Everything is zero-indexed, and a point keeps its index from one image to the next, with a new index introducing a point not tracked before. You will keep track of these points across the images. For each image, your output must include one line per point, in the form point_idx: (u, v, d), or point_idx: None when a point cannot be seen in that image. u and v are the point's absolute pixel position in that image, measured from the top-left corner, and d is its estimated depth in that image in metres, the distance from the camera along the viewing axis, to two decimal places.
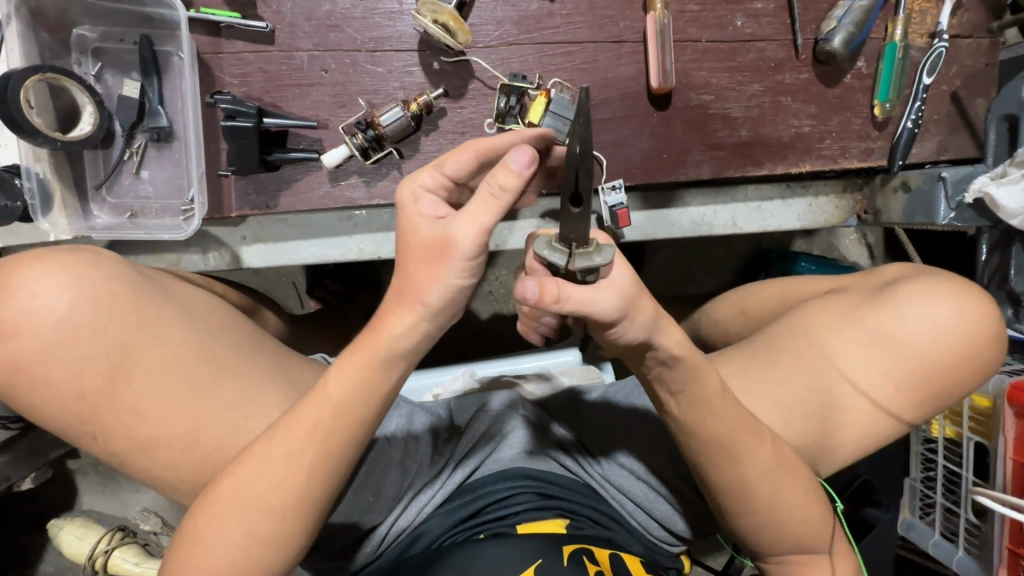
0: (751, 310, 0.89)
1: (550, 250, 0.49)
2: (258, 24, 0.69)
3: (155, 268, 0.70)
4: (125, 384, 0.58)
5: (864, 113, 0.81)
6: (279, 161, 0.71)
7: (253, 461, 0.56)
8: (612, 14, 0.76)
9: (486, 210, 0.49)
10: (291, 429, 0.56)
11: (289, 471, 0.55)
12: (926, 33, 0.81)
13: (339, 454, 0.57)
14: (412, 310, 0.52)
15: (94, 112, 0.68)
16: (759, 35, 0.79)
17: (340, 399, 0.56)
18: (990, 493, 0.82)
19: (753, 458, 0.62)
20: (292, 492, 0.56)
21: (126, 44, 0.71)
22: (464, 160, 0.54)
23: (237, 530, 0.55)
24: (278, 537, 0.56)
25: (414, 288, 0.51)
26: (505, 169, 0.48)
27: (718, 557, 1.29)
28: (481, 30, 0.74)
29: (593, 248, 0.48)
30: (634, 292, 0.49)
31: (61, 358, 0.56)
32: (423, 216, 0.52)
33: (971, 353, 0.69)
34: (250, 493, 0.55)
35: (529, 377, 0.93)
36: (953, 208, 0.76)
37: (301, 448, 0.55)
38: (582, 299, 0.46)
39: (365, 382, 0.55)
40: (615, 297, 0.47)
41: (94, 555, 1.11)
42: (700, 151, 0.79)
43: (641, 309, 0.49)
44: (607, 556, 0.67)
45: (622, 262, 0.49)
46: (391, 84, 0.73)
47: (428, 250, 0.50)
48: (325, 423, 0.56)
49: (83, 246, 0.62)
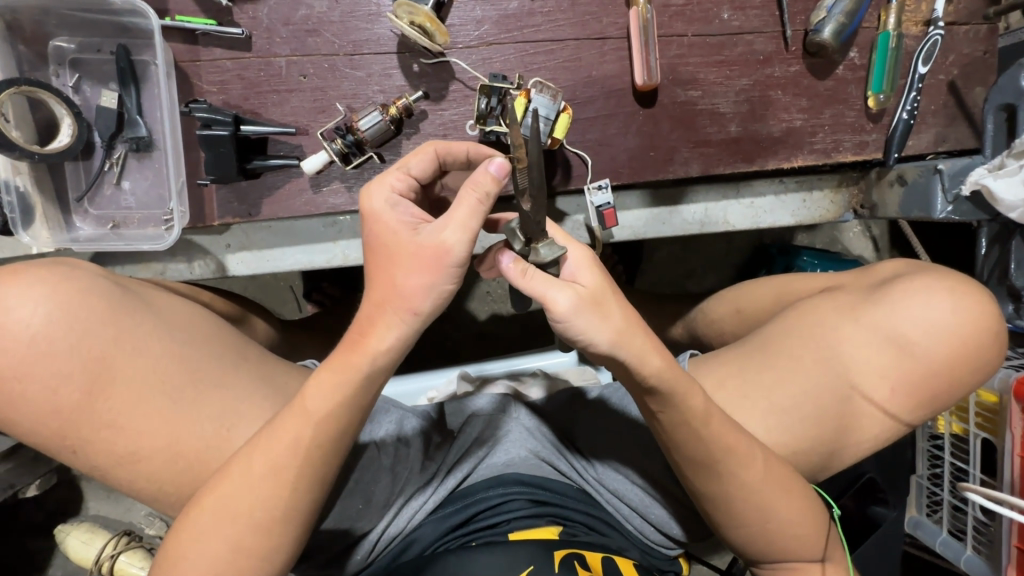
0: (746, 308, 0.88)
1: (510, 234, 0.56)
2: (234, 30, 0.69)
3: (136, 279, 0.70)
4: (103, 397, 0.58)
5: (858, 105, 0.79)
6: (259, 169, 0.71)
7: (232, 476, 0.55)
8: (594, 11, 0.74)
9: (474, 217, 0.51)
10: (276, 443, 0.55)
11: (272, 485, 0.55)
12: (921, 21, 0.79)
13: (321, 464, 0.56)
14: (404, 320, 0.53)
15: (72, 123, 0.68)
16: (747, 28, 0.77)
17: (309, 408, 0.55)
18: (979, 488, 0.80)
19: (742, 462, 0.61)
20: (271, 502, 0.55)
21: (104, 55, 0.70)
22: (425, 160, 0.58)
23: (221, 543, 0.55)
24: (263, 549, 0.56)
25: (404, 298, 0.52)
26: (484, 178, 0.51)
27: (722, 556, 1.27)
28: (462, 30, 0.73)
29: (543, 243, 0.53)
30: (602, 293, 0.52)
31: (36, 373, 0.56)
32: (402, 222, 0.54)
33: (969, 352, 0.68)
34: (230, 504, 0.55)
35: (526, 381, 0.90)
36: (950, 201, 0.73)
37: (282, 461, 0.55)
38: (544, 285, 0.50)
39: (350, 398, 0.55)
40: (572, 295, 0.50)
41: (100, 559, 1.12)
42: (688, 148, 0.77)
43: (604, 312, 0.51)
44: (599, 560, 0.67)
45: (584, 263, 0.53)
46: (371, 88, 0.72)
47: (417, 257, 0.52)
48: (295, 432, 0.55)
49: (60, 260, 0.62)
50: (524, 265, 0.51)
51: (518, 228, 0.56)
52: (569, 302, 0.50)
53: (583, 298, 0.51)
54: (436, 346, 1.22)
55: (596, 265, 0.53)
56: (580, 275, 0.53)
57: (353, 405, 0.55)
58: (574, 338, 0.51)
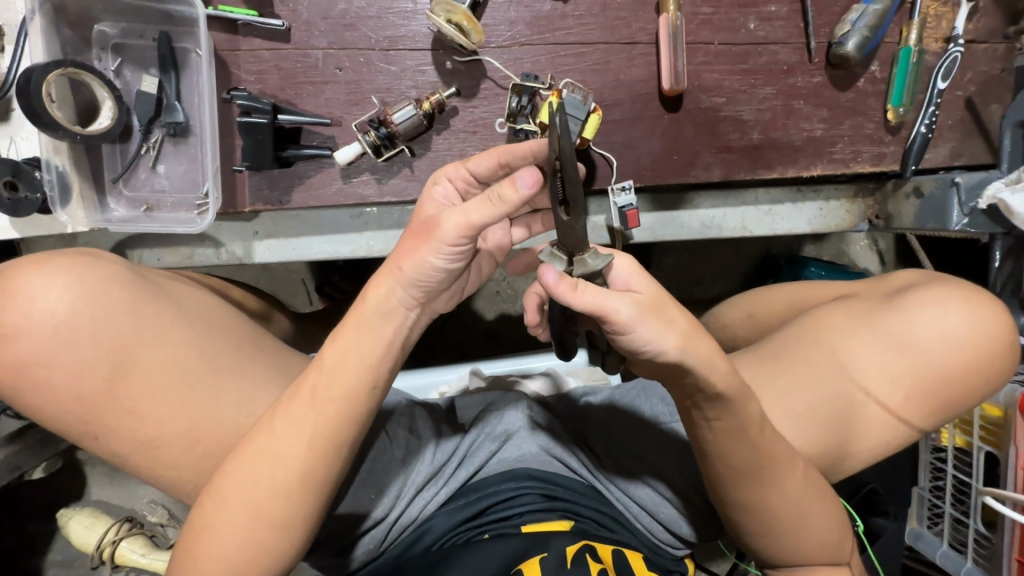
0: (759, 314, 0.89)
1: (550, 258, 0.52)
2: (274, 21, 0.71)
3: (155, 268, 0.71)
4: (126, 385, 0.59)
5: (877, 117, 0.81)
6: (293, 157, 0.72)
7: (254, 444, 0.56)
8: (624, 16, 0.76)
9: (478, 211, 0.51)
10: (295, 402, 0.56)
11: (292, 444, 0.56)
12: (941, 38, 0.81)
13: (338, 432, 0.57)
14: (389, 274, 0.55)
15: (113, 106, 0.69)
16: (772, 38, 0.79)
17: (325, 358, 0.57)
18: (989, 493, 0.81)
19: (755, 472, 0.61)
20: (290, 464, 0.56)
21: (146, 41, 0.72)
22: (486, 162, 0.59)
23: (242, 510, 0.55)
24: (282, 516, 0.56)
25: (399, 255, 0.55)
26: (511, 190, 0.49)
27: (721, 564, 1.27)
28: (495, 30, 0.74)
29: (588, 253, 0.51)
30: (659, 299, 0.50)
31: (61, 360, 0.57)
32: (432, 201, 0.58)
33: (983, 362, 0.69)
34: (250, 471, 0.56)
35: (536, 377, 0.92)
36: (966, 214, 0.75)
37: (303, 418, 0.56)
38: (603, 297, 0.47)
39: (357, 347, 0.56)
40: (632, 303, 0.48)
41: (102, 545, 1.14)
42: (711, 154, 0.79)
43: (665, 317, 0.49)
44: (609, 553, 0.67)
45: (635, 271, 0.51)
46: (404, 83, 0.74)
47: (420, 225, 0.55)
48: (319, 382, 0.56)
49: (79, 251, 0.63)
50: (572, 280, 0.48)
51: (558, 246, 0.53)
52: (630, 309, 0.47)
53: (642, 305, 0.48)
54: (446, 343, 1.24)
55: (645, 272, 0.51)
56: (633, 283, 0.50)
57: (369, 367, 0.57)
58: (639, 347, 0.49)
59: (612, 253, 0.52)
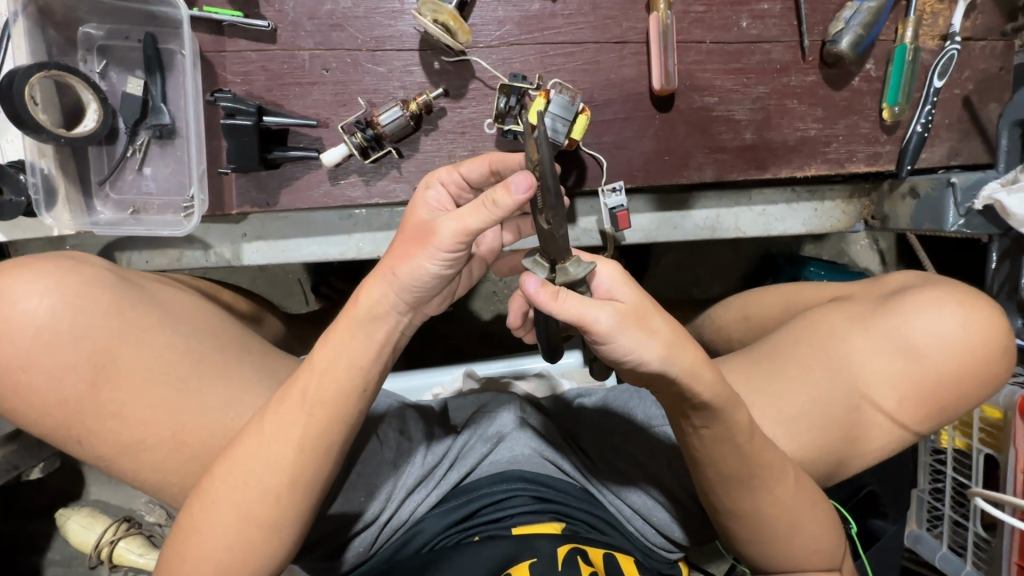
0: (754, 315, 0.88)
1: (533, 265, 0.53)
2: (260, 22, 0.70)
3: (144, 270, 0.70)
4: (108, 389, 0.58)
5: (873, 116, 0.80)
6: (279, 159, 0.72)
7: (243, 446, 0.56)
8: (615, 15, 0.75)
9: (472, 216, 0.51)
10: (284, 404, 0.56)
11: (282, 445, 0.55)
12: (937, 35, 0.79)
13: (327, 433, 0.56)
14: (383, 279, 0.55)
15: (98, 108, 0.69)
16: (765, 37, 0.78)
17: (314, 362, 0.56)
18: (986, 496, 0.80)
19: (744, 477, 0.60)
20: (277, 466, 0.55)
21: (131, 42, 0.72)
22: (477, 167, 0.59)
23: (229, 511, 0.55)
24: (271, 518, 0.55)
25: (393, 259, 0.55)
26: (502, 194, 0.48)
27: (720, 564, 1.25)
28: (483, 30, 0.74)
29: (570, 262, 0.51)
30: (642, 308, 0.49)
31: (41, 364, 0.57)
32: (425, 203, 0.57)
33: (978, 365, 0.68)
34: (238, 472, 0.55)
35: (529, 377, 0.93)
36: (962, 214, 0.74)
37: (292, 420, 0.55)
38: (583, 307, 0.46)
39: (348, 350, 0.56)
40: (613, 313, 0.47)
41: (99, 545, 1.13)
42: (703, 154, 0.78)
43: (647, 325, 0.48)
44: (601, 556, 0.67)
45: (619, 279, 0.50)
46: (391, 84, 0.73)
47: (414, 229, 0.55)
48: (310, 384, 0.56)
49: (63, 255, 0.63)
50: (554, 288, 0.48)
51: (541, 255, 0.53)
52: (610, 320, 0.47)
53: (624, 314, 0.47)
54: (442, 343, 1.23)
55: (631, 280, 0.50)
56: (615, 292, 0.49)
57: (359, 368, 0.56)
58: (621, 358, 0.48)
59: (595, 261, 0.51)
